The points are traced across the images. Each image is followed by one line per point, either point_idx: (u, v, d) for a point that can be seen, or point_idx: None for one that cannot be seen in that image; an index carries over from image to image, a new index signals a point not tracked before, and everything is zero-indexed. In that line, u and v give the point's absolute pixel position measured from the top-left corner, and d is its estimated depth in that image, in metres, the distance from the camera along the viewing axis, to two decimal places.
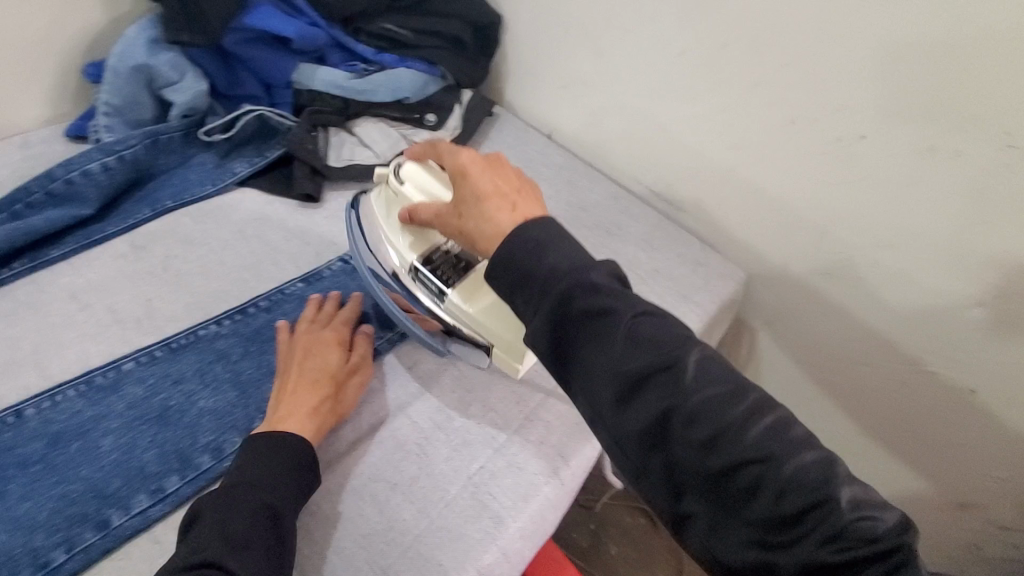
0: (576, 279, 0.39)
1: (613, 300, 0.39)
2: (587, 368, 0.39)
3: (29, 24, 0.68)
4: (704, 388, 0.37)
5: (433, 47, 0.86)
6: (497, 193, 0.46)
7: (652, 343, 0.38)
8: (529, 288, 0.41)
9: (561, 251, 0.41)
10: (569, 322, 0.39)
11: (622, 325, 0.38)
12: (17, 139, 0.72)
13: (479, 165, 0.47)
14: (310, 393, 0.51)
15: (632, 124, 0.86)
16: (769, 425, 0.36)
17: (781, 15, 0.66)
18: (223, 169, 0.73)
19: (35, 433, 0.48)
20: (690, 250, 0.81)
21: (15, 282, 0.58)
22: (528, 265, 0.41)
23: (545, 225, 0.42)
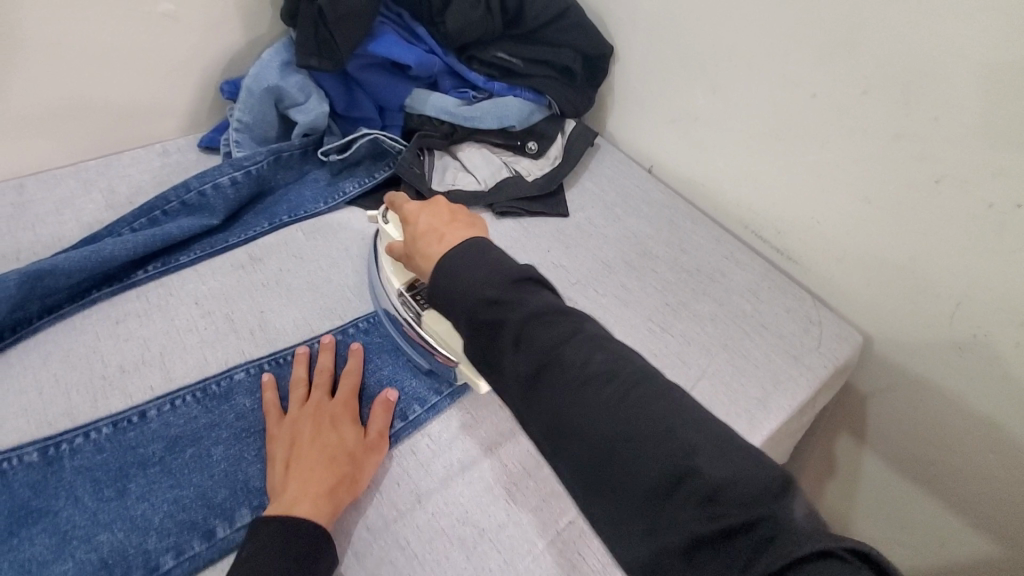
0: (477, 290, 0.46)
1: (508, 308, 0.45)
2: (496, 370, 0.46)
3: (181, 44, 0.74)
4: (585, 374, 0.43)
5: (542, 76, 0.86)
6: (429, 230, 0.53)
7: (539, 343, 0.44)
8: (448, 303, 0.48)
9: (471, 263, 0.47)
10: (479, 333, 0.46)
11: (514, 329, 0.45)
12: (159, 148, 0.78)
13: (415, 209, 0.55)
14: (327, 470, 0.48)
15: (743, 166, 0.82)
16: (643, 405, 0.42)
17: (935, 63, 0.60)
18: (335, 188, 0.76)
19: (154, 435, 0.50)
20: (800, 305, 0.76)
21: (147, 283, 0.62)
22: (447, 282, 0.47)
23: (465, 249, 0.48)
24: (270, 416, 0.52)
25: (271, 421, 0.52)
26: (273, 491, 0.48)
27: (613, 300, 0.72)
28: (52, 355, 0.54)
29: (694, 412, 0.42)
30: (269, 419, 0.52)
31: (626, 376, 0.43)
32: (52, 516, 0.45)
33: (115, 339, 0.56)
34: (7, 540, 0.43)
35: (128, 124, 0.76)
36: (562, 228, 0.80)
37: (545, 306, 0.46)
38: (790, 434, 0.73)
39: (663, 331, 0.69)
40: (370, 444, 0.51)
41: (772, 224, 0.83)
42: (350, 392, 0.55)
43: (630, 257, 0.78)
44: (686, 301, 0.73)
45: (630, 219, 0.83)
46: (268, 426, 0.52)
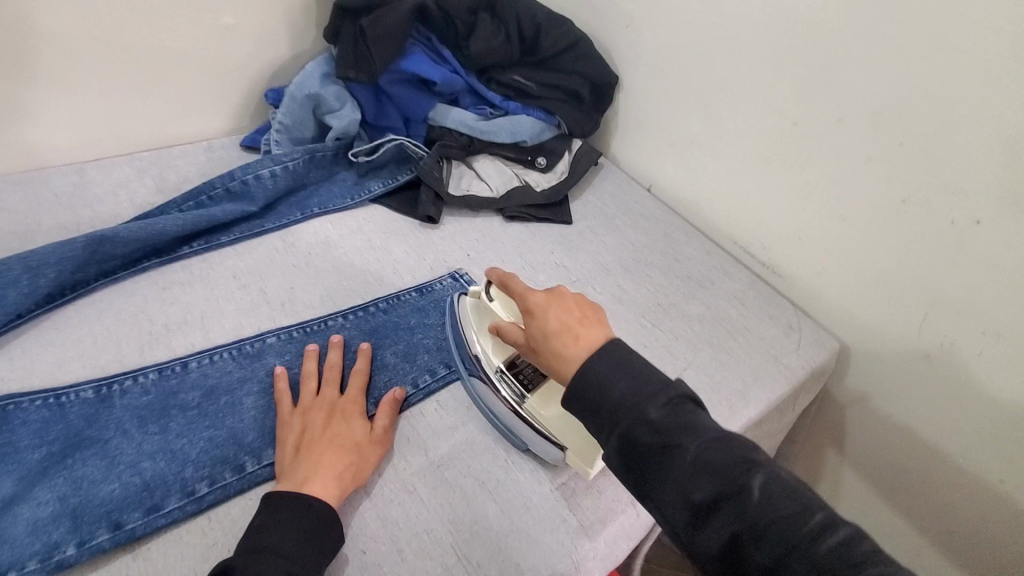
0: (636, 407, 0.43)
1: (672, 429, 0.41)
2: (659, 495, 0.41)
3: (235, 54, 0.83)
4: (771, 513, 0.37)
5: (552, 98, 0.95)
6: (563, 328, 0.50)
7: (711, 470, 0.40)
8: (601, 414, 0.44)
9: (618, 371, 0.44)
10: (637, 451, 0.42)
11: (686, 455, 0.40)
12: (205, 144, 0.87)
13: (543, 302, 0.52)
14: (337, 457, 0.51)
15: (733, 186, 0.89)
16: (745, 462, 0.40)
17: (899, 96, 0.68)
18: (361, 187, 0.84)
19: (194, 383, 0.56)
20: (783, 313, 0.82)
21: (192, 257, 0.69)
22: (597, 394, 0.44)
23: (608, 355, 0.46)
24: (281, 405, 0.55)
25: (282, 410, 0.55)
26: (282, 474, 0.51)
27: (609, 299, 0.78)
28: (106, 312, 0.61)
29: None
30: (281, 408, 0.55)
31: (818, 523, 0.37)
32: (103, 443, 0.50)
33: (161, 302, 0.63)
34: (63, 460, 0.48)
35: (180, 122, 0.85)
36: (565, 234, 0.87)
37: (709, 425, 0.42)
38: (770, 431, 0.78)
39: (655, 328, 0.75)
40: (376, 437, 0.54)
41: (759, 240, 0.90)
42: (359, 388, 0.58)
43: (627, 262, 0.84)
44: (676, 303, 0.79)
45: (628, 230, 0.91)
46: (279, 414, 0.54)
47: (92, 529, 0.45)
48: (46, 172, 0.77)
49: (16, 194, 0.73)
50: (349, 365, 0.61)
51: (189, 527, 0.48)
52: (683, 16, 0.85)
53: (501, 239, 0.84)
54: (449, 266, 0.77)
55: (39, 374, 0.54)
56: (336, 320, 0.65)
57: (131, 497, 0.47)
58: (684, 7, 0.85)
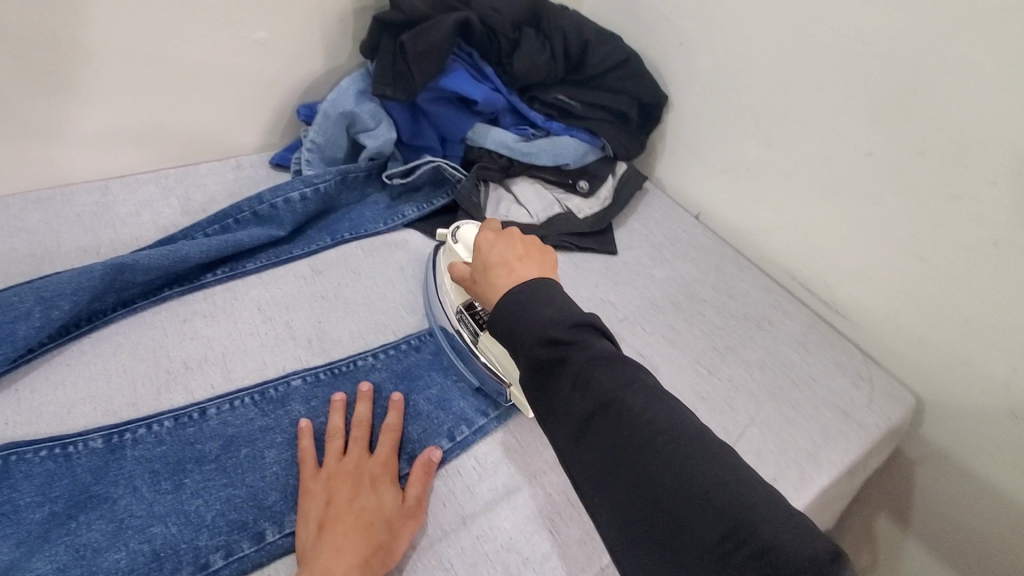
0: (541, 325, 0.46)
1: (569, 347, 0.45)
2: (552, 408, 0.46)
3: (267, 69, 0.79)
4: (644, 421, 0.43)
5: (598, 120, 0.89)
6: (502, 263, 0.54)
7: (599, 387, 0.44)
8: (512, 335, 0.48)
9: (535, 296, 0.48)
10: (538, 367, 0.46)
11: (576, 370, 0.45)
12: (233, 162, 0.83)
13: (491, 238, 0.56)
14: (363, 540, 0.45)
15: (793, 218, 0.83)
16: (643, 392, 0.44)
17: (997, 128, 0.61)
18: (394, 211, 0.79)
19: (213, 433, 0.51)
20: (850, 360, 0.75)
21: (216, 287, 0.64)
22: (510, 318, 0.48)
23: (531, 286, 0.49)
24: (305, 468, 0.49)
25: (306, 474, 0.49)
26: (303, 554, 0.45)
27: (660, 340, 0.71)
28: (122, 347, 0.56)
29: (753, 475, 0.41)
30: (303, 472, 0.49)
31: (684, 432, 0.43)
32: (110, 503, 0.45)
33: (181, 337, 0.58)
34: (65, 524, 0.44)
35: (208, 138, 0.81)
36: (610, 265, 0.81)
37: (603, 347, 0.46)
38: (836, 493, 0.70)
39: (711, 374, 0.68)
40: (408, 510, 0.48)
41: (821, 277, 0.82)
42: (390, 449, 0.52)
43: (677, 298, 0.78)
44: (733, 346, 0.73)
45: (677, 261, 0.84)
46: (302, 478, 0.49)
47: None
48: (70, 189, 0.73)
49: (37, 213, 0.69)
50: (380, 414, 0.56)
51: None
52: (744, 34, 0.79)
53: None
54: None
55: (48, 418, 0.50)
56: (365, 360, 0.60)
57: (137, 570, 0.42)
58: (745, 24, 0.79)
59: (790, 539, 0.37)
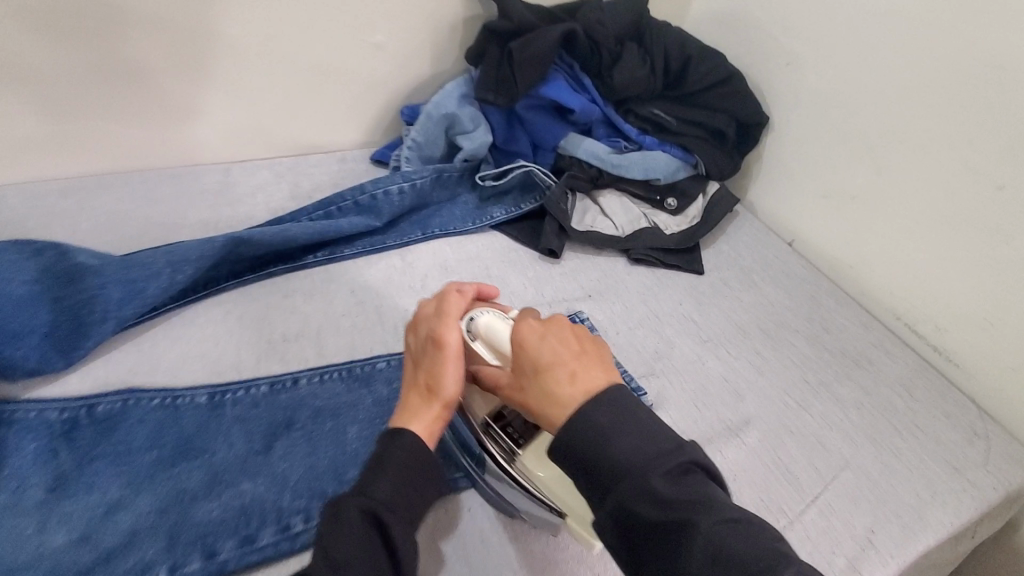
0: (635, 469, 0.39)
1: (682, 505, 0.37)
2: None
3: (380, 69, 0.84)
4: None
5: (692, 136, 0.87)
6: (557, 363, 0.44)
7: (734, 564, 0.35)
8: (596, 474, 0.40)
9: (620, 435, 0.40)
10: (641, 534, 0.37)
11: (692, 537, 0.36)
12: (338, 155, 0.88)
13: (536, 333, 0.47)
14: (408, 391, 0.49)
15: (901, 252, 0.77)
16: (778, 562, 0.35)
17: None
18: (482, 212, 0.81)
19: (302, 402, 0.54)
20: (962, 412, 0.67)
21: (315, 267, 0.68)
22: (595, 446, 0.40)
23: (607, 407, 0.42)
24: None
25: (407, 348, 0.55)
26: None
27: (749, 367, 0.67)
28: (230, 314, 0.60)
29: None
30: None
31: None
32: (208, 454, 0.49)
33: (282, 311, 0.62)
34: (169, 468, 0.47)
35: (317, 132, 0.87)
36: (695, 284, 0.79)
37: (724, 504, 0.38)
38: (938, 560, 0.63)
39: (803, 410, 0.64)
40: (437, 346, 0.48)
41: (933, 319, 0.75)
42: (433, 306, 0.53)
43: (767, 325, 0.74)
44: (828, 382, 0.67)
45: (767, 287, 0.80)
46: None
47: (185, 553, 0.43)
48: (196, 169, 0.80)
49: (168, 188, 0.76)
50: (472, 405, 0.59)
51: (281, 567, 0.44)
52: (863, 57, 0.75)
53: (625, 282, 0.76)
54: (569, 305, 0.72)
55: (163, 371, 0.54)
56: None
57: (227, 522, 0.45)
58: (862, 46, 0.75)
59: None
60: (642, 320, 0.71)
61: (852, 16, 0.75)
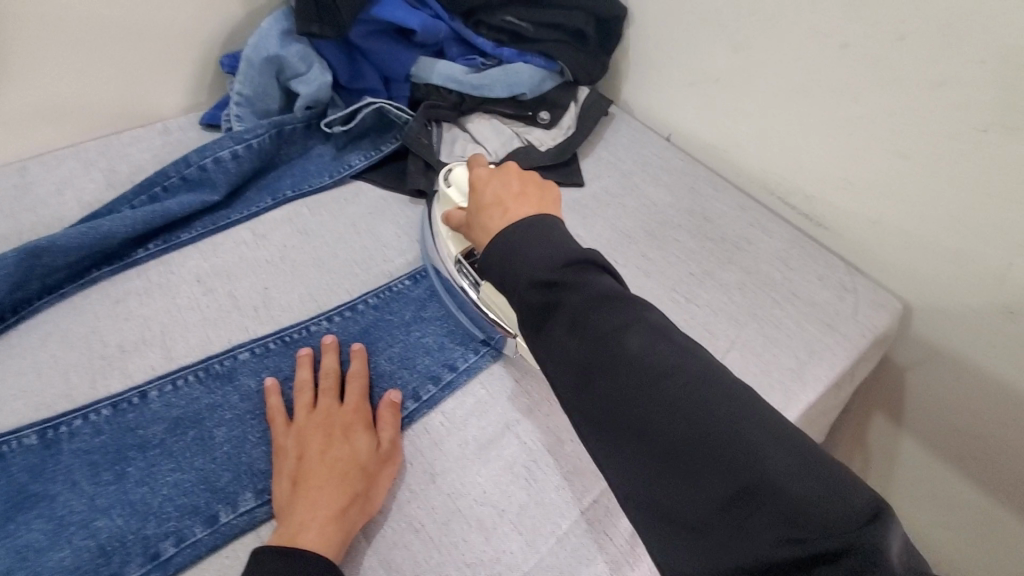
0: (529, 269, 0.42)
1: (561, 290, 0.40)
2: (555, 357, 0.40)
3: (180, 15, 0.71)
4: (652, 371, 0.37)
5: (553, 41, 0.81)
6: (495, 201, 0.50)
7: (596, 331, 0.39)
8: (505, 275, 0.44)
9: (532, 245, 0.43)
10: (532, 316, 0.42)
11: (569, 310, 0.40)
12: (159, 126, 0.76)
13: (484, 176, 0.52)
14: (338, 493, 0.43)
15: (766, 128, 0.77)
16: (642, 328, 0.39)
17: (963, 4, 0.57)
18: (340, 162, 0.73)
19: (156, 416, 0.48)
20: (834, 272, 0.71)
21: (147, 262, 0.59)
22: (506, 254, 0.44)
23: (528, 223, 0.45)
24: (275, 424, 0.47)
25: (277, 429, 0.47)
26: (279, 509, 0.43)
27: (634, 271, 0.68)
28: (50, 337, 0.52)
29: (783, 429, 0.34)
30: (274, 426, 0.47)
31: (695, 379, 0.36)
32: (49, 500, 0.42)
33: (115, 319, 0.54)
34: (3, 526, 0.41)
35: (126, 102, 0.74)
36: (577, 198, 0.76)
37: (612, 291, 0.41)
38: (824, 411, 0.68)
39: (688, 302, 0.65)
40: (384, 457, 0.47)
41: (801, 189, 0.78)
42: (359, 395, 0.50)
43: (650, 226, 0.73)
44: (711, 270, 0.69)
45: (648, 187, 0.79)
46: (274, 436, 0.47)
47: None
48: None
49: None
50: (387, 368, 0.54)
51: None
52: None
53: None
54: None
55: None
56: (323, 323, 0.56)
57: (84, 566, 0.40)
58: None
59: (818, 492, 0.31)
60: None
61: None
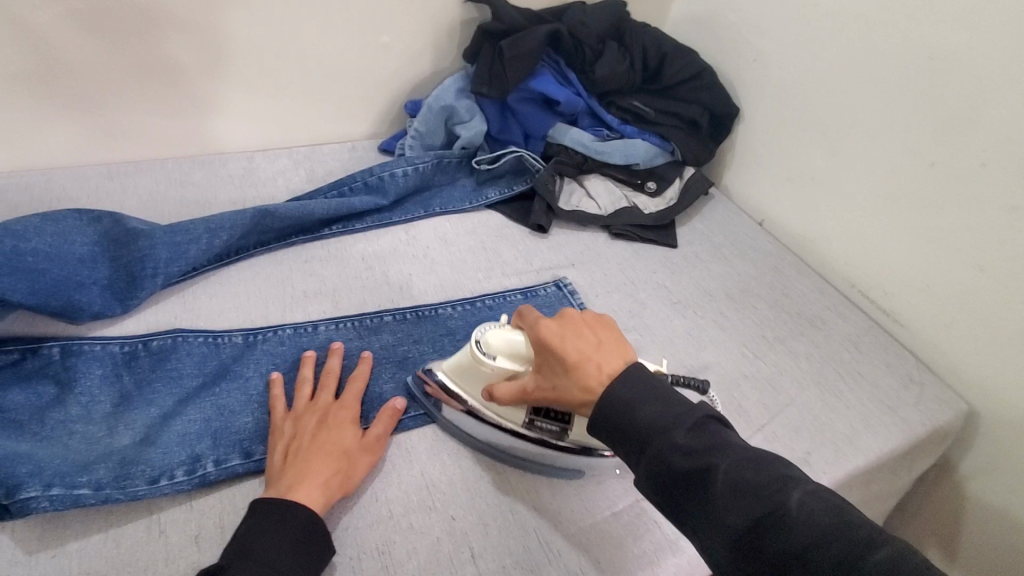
0: (660, 434, 0.44)
1: (703, 456, 0.42)
2: (702, 520, 0.42)
3: (388, 67, 0.94)
4: (780, 516, 0.40)
5: (670, 125, 0.96)
6: (582, 359, 0.49)
7: (737, 487, 0.41)
8: (632, 441, 0.45)
9: (649, 408, 0.45)
10: (675, 487, 0.43)
11: (711, 476, 0.41)
12: (349, 145, 0.98)
13: (557, 333, 0.51)
14: (323, 467, 0.49)
15: (852, 227, 0.85)
16: (741, 459, 0.42)
17: None
18: (478, 193, 0.90)
19: (321, 343, 0.63)
20: (901, 363, 0.77)
21: (330, 238, 0.77)
22: (629, 418, 0.45)
23: (631, 385, 0.46)
24: (276, 410, 0.54)
25: (276, 415, 0.54)
26: (269, 480, 0.49)
27: (711, 324, 0.77)
28: (258, 275, 0.70)
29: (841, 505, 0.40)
30: (275, 412, 0.54)
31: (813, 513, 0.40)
32: (244, 379, 0.58)
33: (303, 273, 0.71)
34: (212, 388, 0.57)
35: (332, 125, 0.97)
36: (669, 257, 0.88)
37: (725, 442, 0.43)
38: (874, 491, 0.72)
39: (759, 360, 0.73)
40: (368, 446, 0.53)
41: (881, 285, 0.84)
42: (355, 395, 0.57)
43: (733, 291, 0.83)
44: (784, 338, 0.77)
45: (735, 260, 0.89)
46: (273, 419, 0.54)
47: (227, 452, 0.52)
48: (224, 156, 0.90)
49: (200, 171, 0.86)
50: None
51: None
52: (818, 52, 0.84)
53: (605, 254, 0.86)
54: (555, 274, 0.81)
55: (204, 317, 0.64)
56: (449, 308, 0.71)
57: (260, 430, 0.54)
58: (817, 43, 0.84)
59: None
60: (619, 285, 0.81)
61: (805, 18, 0.85)
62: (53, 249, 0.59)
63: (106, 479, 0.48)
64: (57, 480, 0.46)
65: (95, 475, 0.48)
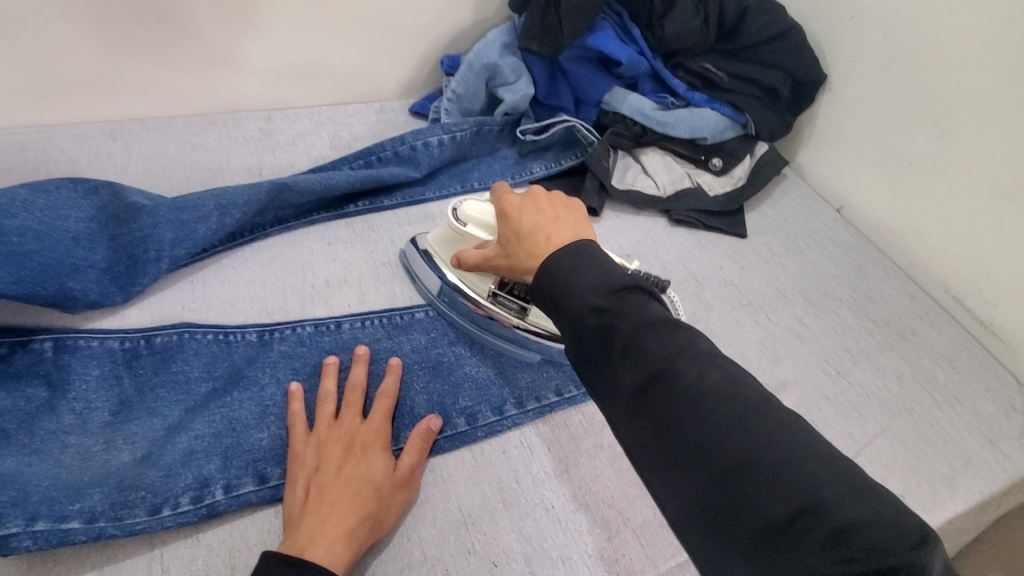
0: (582, 295, 0.39)
1: (618, 315, 0.37)
2: (603, 383, 0.38)
3: (422, 16, 0.82)
4: (693, 390, 0.34)
5: (745, 94, 0.83)
6: (534, 228, 0.46)
7: (649, 353, 0.36)
8: (559, 310, 0.40)
9: (581, 275, 0.39)
10: (589, 346, 0.38)
11: (623, 336, 0.37)
12: (377, 106, 0.88)
13: (516, 202, 0.49)
14: (350, 512, 0.42)
15: (953, 223, 0.73)
16: (662, 326, 0.37)
17: None
18: (521, 167, 0.80)
19: (345, 345, 0.55)
20: (1003, 387, 0.67)
21: (356, 216, 0.68)
22: (556, 282, 0.40)
23: (571, 246, 0.42)
24: (295, 430, 0.47)
25: (296, 437, 0.47)
26: (288, 522, 0.43)
27: (784, 332, 0.68)
28: (275, 259, 0.62)
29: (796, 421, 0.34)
30: (294, 433, 0.47)
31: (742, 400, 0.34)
32: (258, 386, 0.51)
33: (325, 257, 0.63)
34: (222, 397, 0.50)
35: (357, 82, 0.86)
36: (737, 248, 0.77)
37: (654, 313, 0.38)
38: (960, 532, 0.63)
39: (840, 378, 0.64)
40: (401, 480, 0.46)
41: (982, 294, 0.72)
42: (384, 413, 0.49)
43: (809, 292, 0.73)
44: (868, 351, 0.67)
45: (812, 255, 0.78)
46: (292, 442, 0.47)
47: (239, 476, 0.46)
48: (238, 116, 0.81)
49: (212, 133, 0.77)
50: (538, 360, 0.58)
51: None
52: (935, 10, 0.70)
53: (664, 243, 0.76)
54: None
55: (215, 309, 0.56)
56: None
57: (277, 450, 0.48)
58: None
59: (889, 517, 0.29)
60: (680, 281, 0.71)
61: None
62: (43, 227, 0.52)
63: (100, 508, 0.42)
64: (44, 511, 0.40)
65: (88, 503, 0.42)
